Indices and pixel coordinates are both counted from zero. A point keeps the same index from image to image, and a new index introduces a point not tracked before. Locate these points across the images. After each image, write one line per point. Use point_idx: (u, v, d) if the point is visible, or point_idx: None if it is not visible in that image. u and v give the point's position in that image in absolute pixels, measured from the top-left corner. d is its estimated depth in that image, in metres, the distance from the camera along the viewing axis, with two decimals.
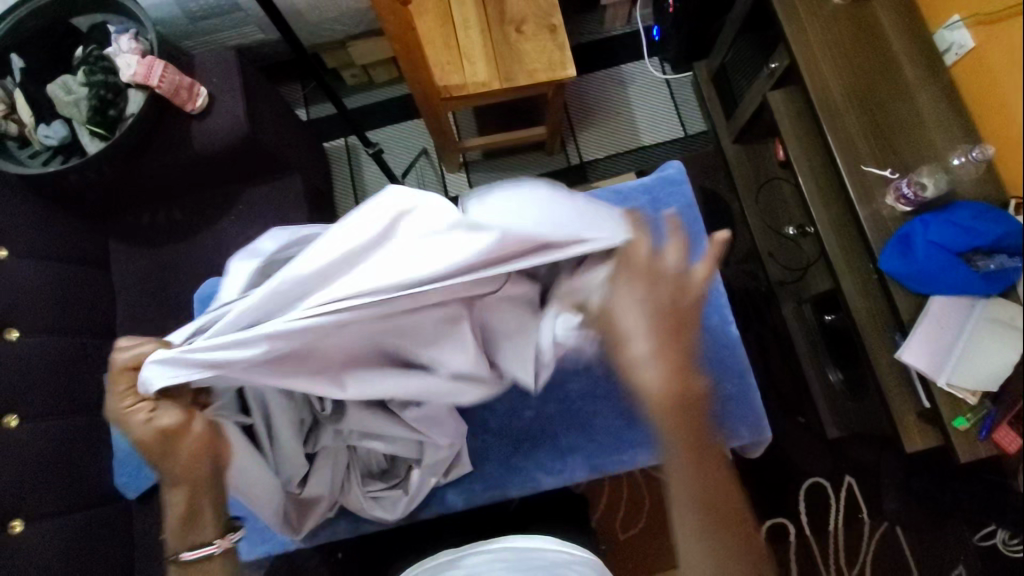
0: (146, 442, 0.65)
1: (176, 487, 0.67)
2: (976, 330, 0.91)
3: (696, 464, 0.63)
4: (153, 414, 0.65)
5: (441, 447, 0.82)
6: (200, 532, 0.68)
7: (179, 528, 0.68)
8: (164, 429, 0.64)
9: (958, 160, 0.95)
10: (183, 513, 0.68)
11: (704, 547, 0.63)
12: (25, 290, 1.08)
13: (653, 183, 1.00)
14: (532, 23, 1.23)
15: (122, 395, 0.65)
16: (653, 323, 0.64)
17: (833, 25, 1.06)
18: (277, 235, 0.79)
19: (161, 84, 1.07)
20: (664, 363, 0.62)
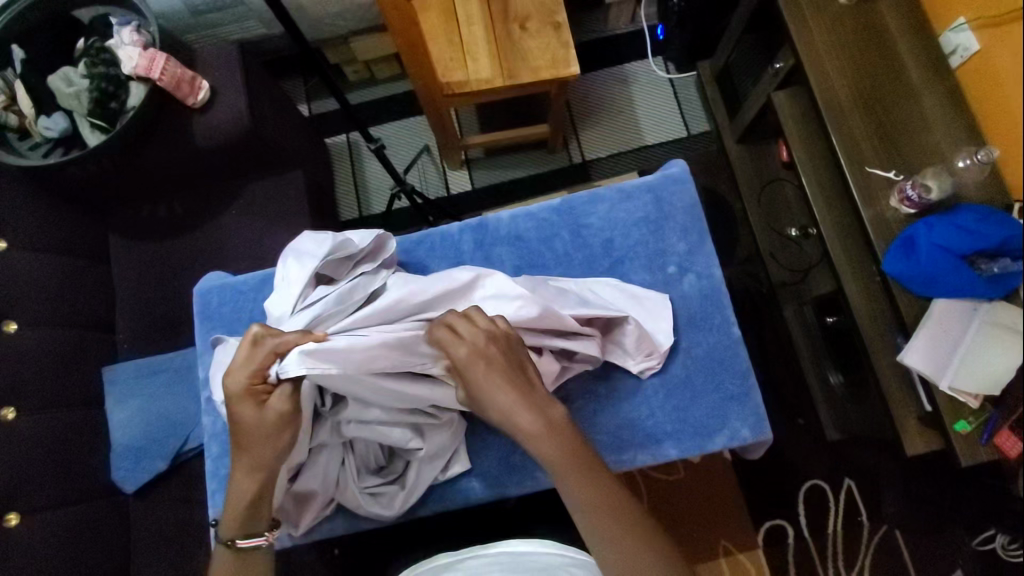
0: (256, 426, 0.72)
1: (250, 475, 0.74)
2: (977, 334, 0.89)
3: (575, 483, 0.69)
4: (267, 400, 0.73)
5: (439, 437, 0.84)
6: (257, 522, 0.75)
7: (239, 516, 0.74)
8: (276, 417, 0.73)
9: (962, 163, 0.94)
10: (250, 497, 0.74)
11: (611, 557, 0.66)
12: (23, 282, 1.07)
13: (658, 180, 0.99)
14: (536, 20, 1.22)
15: (247, 373, 0.72)
16: (485, 365, 0.71)
17: (839, 25, 1.05)
18: (317, 238, 0.87)
19: (162, 76, 1.06)
20: (511, 395, 0.71)
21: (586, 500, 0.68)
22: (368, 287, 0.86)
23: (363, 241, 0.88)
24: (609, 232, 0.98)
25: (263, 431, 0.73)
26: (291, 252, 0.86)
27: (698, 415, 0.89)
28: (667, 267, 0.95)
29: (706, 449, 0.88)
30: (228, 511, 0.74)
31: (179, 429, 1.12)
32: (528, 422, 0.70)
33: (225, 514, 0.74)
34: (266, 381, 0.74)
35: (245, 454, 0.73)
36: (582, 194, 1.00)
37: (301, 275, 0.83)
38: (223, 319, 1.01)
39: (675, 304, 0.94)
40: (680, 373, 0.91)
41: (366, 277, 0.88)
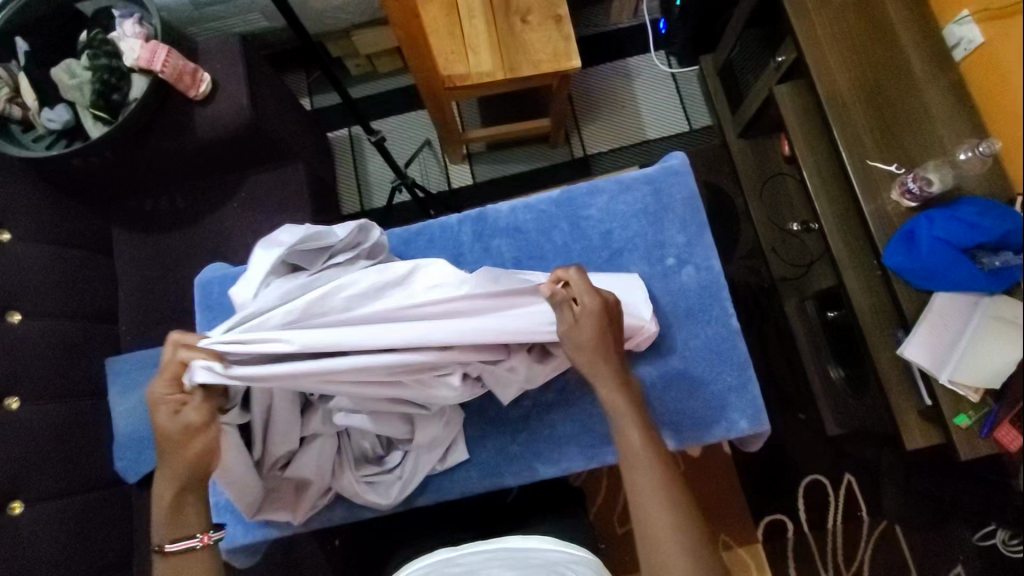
0: (168, 433, 0.70)
1: (169, 480, 0.71)
2: (978, 329, 0.90)
3: (632, 421, 0.74)
4: (181, 410, 0.71)
5: (433, 426, 0.85)
6: (185, 525, 0.71)
7: (167, 517, 0.71)
8: (187, 426, 0.70)
9: (965, 155, 0.93)
10: (171, 502, 0.71)
11: (642, 484, 0.69)
12: (27, 273, 1.08)
13: (657, 172, 0.99)
14: (537, 13, 1.22)
15: (164, 384, 0.71)
16: (597, 321, 0.77)
17: (841, 18, 1.05)
18: (293, 228, 0.87)
19: (164, 69, 1.07)
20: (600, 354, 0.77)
21: (632, 438, 0.73)
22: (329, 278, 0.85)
23: (343, 231, 0.88)
24: (607, 224, 0.98)
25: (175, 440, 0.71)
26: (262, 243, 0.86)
27: (695, 407, 0.89)
28: (666, 259, 0.95)
29: (703, 441, 0.89)
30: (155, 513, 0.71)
31: None
32: (610, 377, 0.77)
33: (155, 516, 0.71)
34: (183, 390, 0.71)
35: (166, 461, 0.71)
36: (581, 186, 1.00)
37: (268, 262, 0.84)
38: (223, 310, 1.02)
39: (673, 296, 0.94)
40: (678, 365, 0.91)
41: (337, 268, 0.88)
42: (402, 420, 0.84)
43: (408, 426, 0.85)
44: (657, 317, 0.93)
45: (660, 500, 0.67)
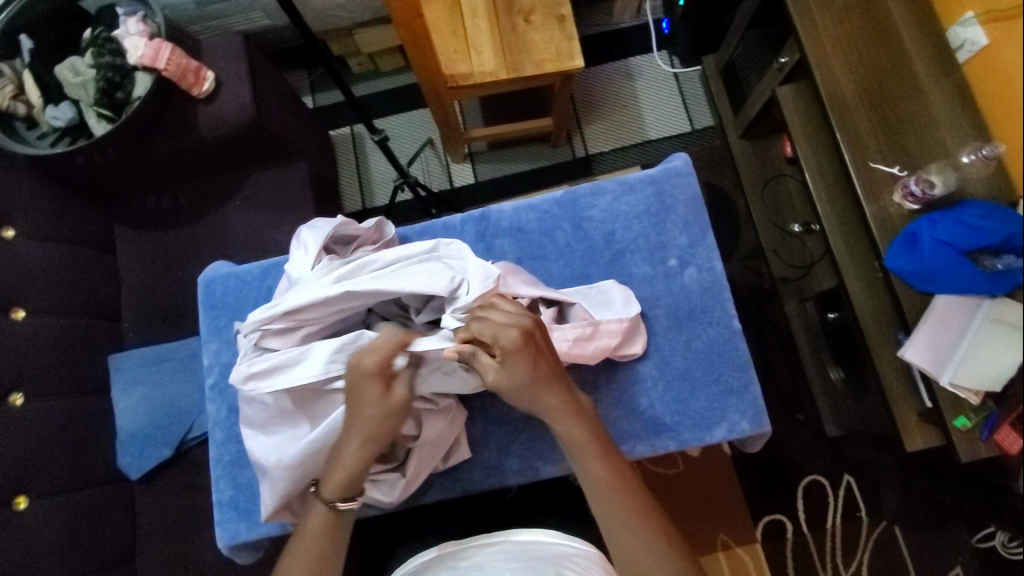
0: (376, 406, 0.72)
1: (359, 444, 0.72)
2: (980, 330, 0.88)
3: (594, 454, 0.75)
4: (391, 385, 0.73)
5: (439, 423, 0.83)
6: (357, 489, 0.75)
7: (343, 482, 0.73)
8: (398, 401, 0.72)
9: (968, 158, 0.93)
10: (355, 467, 0.73)
11: (614, 519, 0.72)
12: (30, 270, 1.08)
13: (660, 173, 0.99)
14: (540, 12, 1.23)
15: (378, 354, 0.72)
16: (525, 355, 0.73)
17: (845, 20, 1.05)
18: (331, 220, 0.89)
19: (168, 67, 1.07)
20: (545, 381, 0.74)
21: (597, 472, 0.74)
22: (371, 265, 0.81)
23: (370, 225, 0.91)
24: (610, 224, 0.98)
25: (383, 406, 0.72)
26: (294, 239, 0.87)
27: (697, 408, 0.89)
28: (668, 259, 0.95)
29: (704, 441, 0.89)
30: (328, 479, 0.74)
31: (184, 418, 1.13)
32: (558, 404, 0.75)
33: (328, 474, 0.74)
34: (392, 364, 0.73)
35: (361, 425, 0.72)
36: (584, 187, 1.00)
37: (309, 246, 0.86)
38: (226, 310, 1.01)
39: (675, 296, 0.94)
40: (679, 365, 0.91)
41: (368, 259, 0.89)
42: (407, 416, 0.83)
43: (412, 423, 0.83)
44: (659, 318, 0.93)
45: (637, 532, 0.71)
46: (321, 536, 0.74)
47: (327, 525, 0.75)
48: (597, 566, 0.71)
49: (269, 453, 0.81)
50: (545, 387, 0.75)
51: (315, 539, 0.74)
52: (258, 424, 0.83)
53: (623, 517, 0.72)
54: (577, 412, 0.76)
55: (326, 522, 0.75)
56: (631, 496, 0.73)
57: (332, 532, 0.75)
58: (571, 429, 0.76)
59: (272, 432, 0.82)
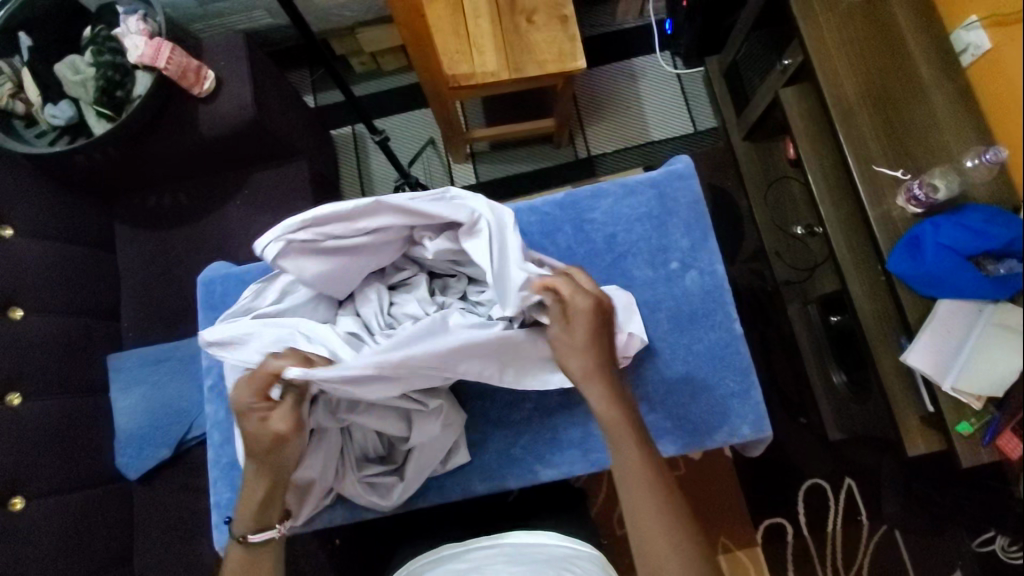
0: (258, 437, 0.71)
1: (259, 476, 0.74)
2: (982, 336, 0.89)
3: (631, 442, 0.72)
4: (269, 415, 0.71)
5: (430, 427, 0.82)
6: (267, 517, 0.76)
7: (253, 512, 0.75)
8: (280, 428, 0.71)
9: (971, 163, 0.93)
10: (259, 499, 0.75)
11: (635, 512, 0.68)
12: (29, 269, 1.08)
13: (662, 175, 0.98)
14: (543, 13, 1.22)
15: (250, 390, 0.71)
16: (592, 321, 0.74)
17: (849, 22, 1.04)
18: None
19: (169, 66, 1.07)
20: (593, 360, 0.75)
21: (627, 459, 0.71)
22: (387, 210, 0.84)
23: None
24: (611, 227, 0.97)
25: (264, 445, 0.72)
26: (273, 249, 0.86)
27: (697, 412, 0.89)
28: (670, 263, 0.95)
29: (704, 446, 0.88)
30: (239, 511, 0.76)
31: (183, 418, 1.13)
32: (603, 391, 0.74)
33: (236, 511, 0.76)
34: (267, 399, 0.72)
35: (264, 461, 0.73)
36: (585, 189, 1.00)
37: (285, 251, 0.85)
38: (226, 310, 1.01)
39: (676, 300, 0.93)
40: (680, 369, 0.90)
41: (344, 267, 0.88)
42: (399, 419, 0.82)
43: (405, 426, 0.82)
44: (660, 321, 0.93)
45: (654, 525, 0.67)
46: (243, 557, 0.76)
47: (244, 557, 0.76)
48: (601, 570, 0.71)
49: (243, 457, 0.82)
50: (596, 372, 0.74)
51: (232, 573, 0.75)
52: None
53: (642, 508, 0.68)
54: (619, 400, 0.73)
55: (248, 555, 0.76)
56: (654, 483, 0.69)
57: (251, 562, 0.76)
58: (610, 415, 0.73)
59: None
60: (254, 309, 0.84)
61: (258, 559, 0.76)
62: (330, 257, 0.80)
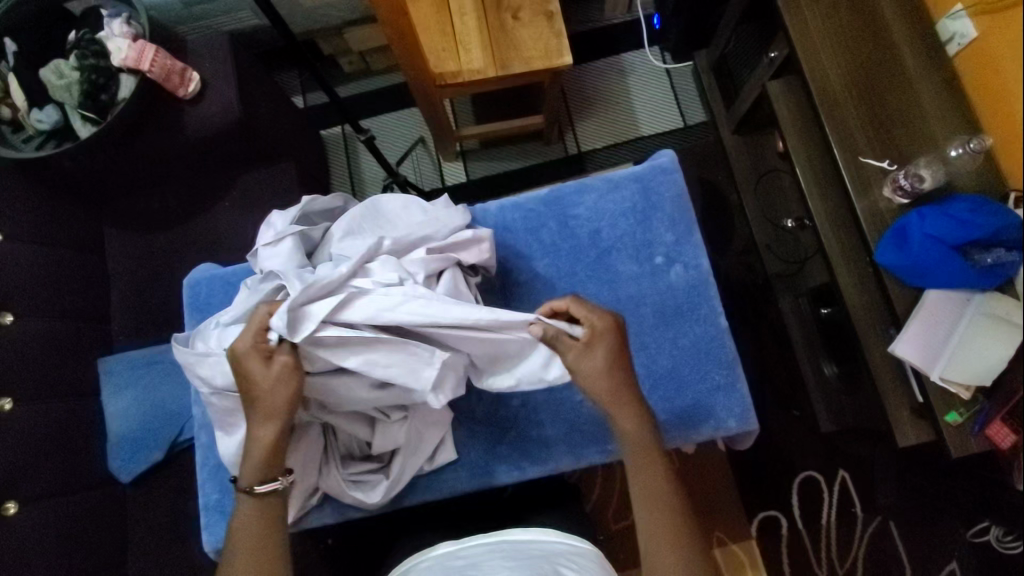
0: (264, 380, 0.72)
1: (266, 423, 0.73)
2: (972, 323, 0.88)
3: (642, 471, 0.72)
4: (271, 356, 0.73)
5: (393, 433, 0.82)
6: (274, 467, 0.74)
7: (263, 463, 0.74)
8: (282, 369, 0.72)
9: (955, 152, 0.93)
10: (270, 447, 0.74)
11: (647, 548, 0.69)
12: (19, 274, 1.08)
13: (646, 170, 0.99)
14: (528, 9, 1.22)
15: (250, 334, 0.73)
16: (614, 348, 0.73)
17: (834, 13, 1.04)
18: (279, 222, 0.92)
19: (152, 68, 1.06)
20: (610, 394, 0.73)
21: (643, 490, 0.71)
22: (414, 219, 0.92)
23: (286, 220, 0.91)
24: (596, 222, 0.97)
25: None
26: (266, 223, 0.94)
27: (683, 406, 0.89)
28: (654, 257, 0.95)
29: (691, 439, 0.89)
30: (245, 464, 0.74)
31: (175, 419, 1.13)
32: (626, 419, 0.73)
33: (242, 464, 0.74)
34: None
35: None
36: (569, 185, 0.99)
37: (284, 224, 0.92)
38: (211, 311, 1.01)
39: (662, 294, 0.93)
40: (666, 364, 0.90)
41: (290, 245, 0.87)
42: (365, 423, 0.83)
43: (369, 431, 0.83)
44: (646, 316, 0.92)
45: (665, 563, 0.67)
46: (256, 519, 0.73)
47: (255, 510, 0.73)
48: (599, 563, 0.73)
49: (231, 454, 0.83)
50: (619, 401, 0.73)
51: (244, 526, 0.72)
52: (219, 424, 0.83)
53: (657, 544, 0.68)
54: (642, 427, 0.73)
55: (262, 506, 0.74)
56: (668, 520, 0.70)
57: (264, 512, 0.73)
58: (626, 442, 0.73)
59: (231, 432, 0.82)
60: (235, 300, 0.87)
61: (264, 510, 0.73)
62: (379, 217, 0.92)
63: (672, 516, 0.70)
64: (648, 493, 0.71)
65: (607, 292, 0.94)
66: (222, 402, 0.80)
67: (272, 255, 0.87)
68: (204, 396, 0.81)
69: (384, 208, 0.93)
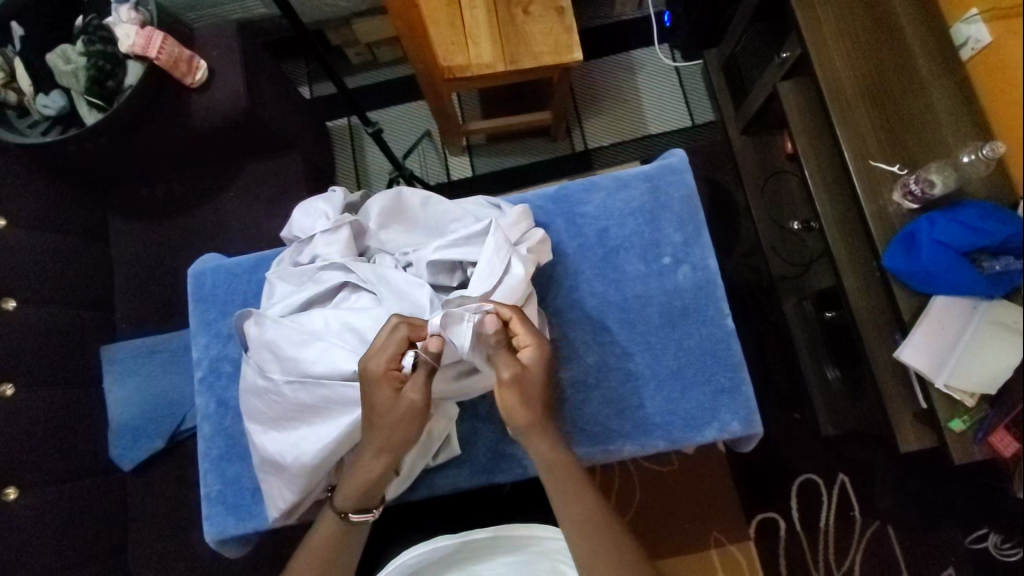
0: (389, 411, 0.72)
1: (378, 457, 0.75)
2: (976, 332, 0.88)
3: (565, 494, 0.75)
4: (401, 387, 0.73)
5: None
6: (368, 500, 0.78)
7: (357, 494, 0.77)
8: (408, 406, 0.72)
9: (968, 158, 0.92)
10: (370, 480, 0.76)
11: (588, 564, 0.71)
12: (21, 259, 1.08)
13: (655, 170, 0.98)
14: (539, 4, 1.21)
15: (385, 357, 0.72)
16: (545, 365, 0.75)
17: (847, 15, 1.03)
18: (320, 212, 0.93)
19: (160, 55, 1.05)
20: (530, 422, 0.74)
21: (572, 510, 0.74)
22: (448, 209, 0.93)
23: (333, 209, 0.93)
24: (603, 221, 0.97)
25: None
26: (305, 208, 0.94)
27: (688, 408, 0.89)
28: (662, 258, 0.94)
29: (695, 441, 0.88)
30: (345, 487, 0.77)
31: (177, 409, 1.13)
32: (544, 444, 0.76)
33: (342, 486, 0.77)
34: None
35: None
36: (577, 182, 0.99)
37: (332, 211, 0.93)
38: (216, 302, 1.00)
39: (668, 296, 0.93)
40: (671, 365, 0.90)
41: (332, 240, 0.89)
42: None
43: None
44: (652, 316, 0.92)
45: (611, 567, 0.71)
46: (327, 541, 0.77)
47: (337, 530, 0.78)
48: None
49: (272, 445, 0.82)
50: (534, 426, 0.75)
51: (322, 545, 0.77)
52: (271, 420, 0.83)
53: (595, 558, 0.72)
54: (557, 446, 0.76)
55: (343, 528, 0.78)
56: (607, 537, 0.73)
57: (339, 535, 0.78)
58: (545, 460, 0.76)
59: (283, 429, 0.83)
60: (286, 292, 0.89)
61: (336, 534, 0.78)
62: (412, 209, 0.93)
63: (605, 529, 0.73)
64: (579, 509, 0.74)
65: (614, 292, 0.94)
66: (296, 393, 0.80)
67: (330, 242, 0.89)
68: (274, 385, 0.81)
69: (415, 199, 0.93)
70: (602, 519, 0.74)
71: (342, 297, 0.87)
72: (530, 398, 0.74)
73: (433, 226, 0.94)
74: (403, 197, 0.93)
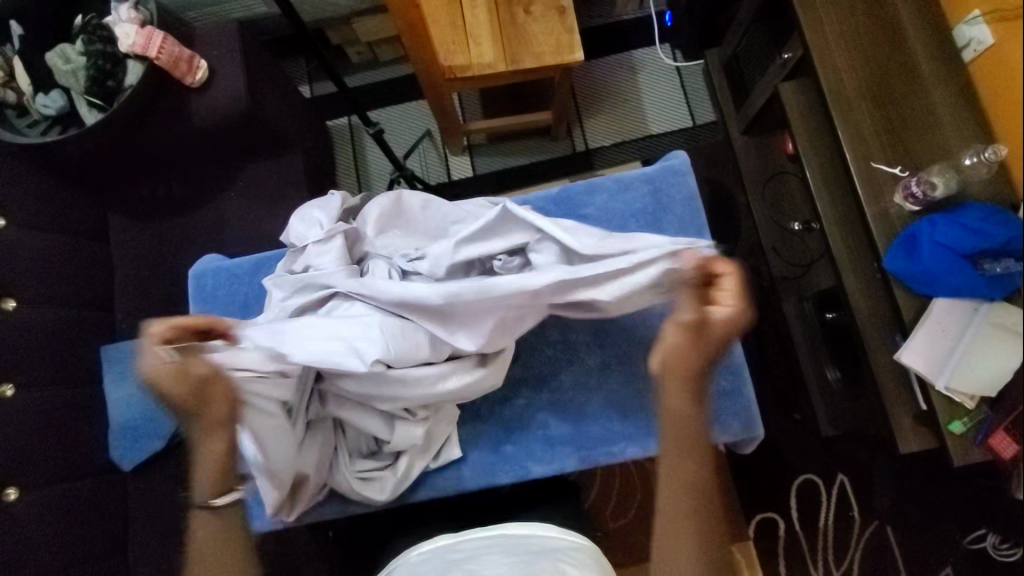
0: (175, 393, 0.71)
1: (212, 438, 0.73)
2: (976, 334, 0.88)
3: (681, 457, 0.66)
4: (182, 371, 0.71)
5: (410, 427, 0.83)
6: (225, 484, 0.75)
7: (213, 480, 0.74)
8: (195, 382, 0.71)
9: (969, 160, 0.91)
10: (219, 464, 0.74)
11: (672, 536, 0.65)
12: (21, 259, 1.07)
13: (657, 171, 0.98)
14: (540, 4, 1.21)
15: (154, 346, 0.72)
16: (730, 333, 0.66)
17: (850, 15, 1.02)
18: (314, 220, 0.93)
19: (160, 55, 1.05)
20: (683, 377, 0.65)
21: (680, 476, 0.66)
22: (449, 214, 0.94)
23: (327, 216, 0.93)
24: (606, 223, 0.97)
25: None
26: (300, 216, 0.94)
27: None
28: None
29: None
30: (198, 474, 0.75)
31: None
32: (675, 394, 0.66)
33: (195, 477, 0.75)
34: None
35: None
36: (580, 183, 0.99)
37: (326, 219, 0.92)
38: (217, 304, 1.00)
39: None
40: None
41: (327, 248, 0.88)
42: (379, 421, 0.83)
43: (383, 429, 0.83)
44: (654, 318, 0.92)
45: (687, 552, 0.65)
46: (214, 532, 0.75)
47: (210, 524, 0.75)
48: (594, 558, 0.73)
49: None
50: (676, 374, 0.66)
51: (206, 541, 0.74)
52: None
53: (681, 536, 0.65)
54: (693, 405, 0.66)
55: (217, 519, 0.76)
56: (701, 521, 0.65)
57: (217, 529, 0.75)
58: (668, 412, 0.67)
59: None
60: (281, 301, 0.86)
61: (210, 528, 0.75)
62: (411, 214, 0.94)
63: (706, 511, 0.65)
64: (689, 481, 0.66)
65: None
66: None
67: (322, 253, 0.88)
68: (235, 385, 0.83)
69: (415, 204, 0.94)
70: (709, 500, 0.66)
71: (331, 307, 0.83)
72: (691, 353, 0.65)
73: (435, 230, 0.95)
74: (401, 201, 0.94)
